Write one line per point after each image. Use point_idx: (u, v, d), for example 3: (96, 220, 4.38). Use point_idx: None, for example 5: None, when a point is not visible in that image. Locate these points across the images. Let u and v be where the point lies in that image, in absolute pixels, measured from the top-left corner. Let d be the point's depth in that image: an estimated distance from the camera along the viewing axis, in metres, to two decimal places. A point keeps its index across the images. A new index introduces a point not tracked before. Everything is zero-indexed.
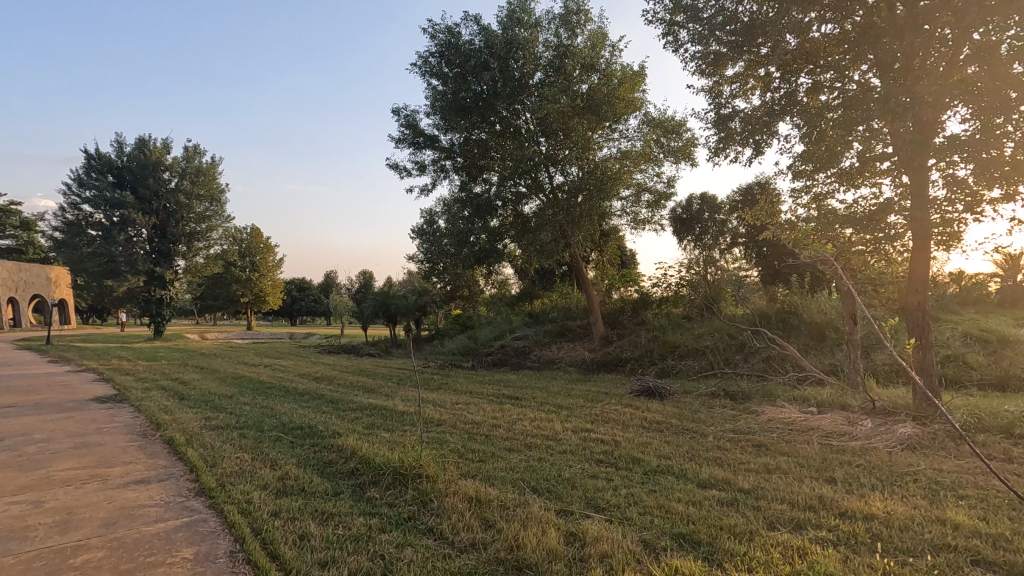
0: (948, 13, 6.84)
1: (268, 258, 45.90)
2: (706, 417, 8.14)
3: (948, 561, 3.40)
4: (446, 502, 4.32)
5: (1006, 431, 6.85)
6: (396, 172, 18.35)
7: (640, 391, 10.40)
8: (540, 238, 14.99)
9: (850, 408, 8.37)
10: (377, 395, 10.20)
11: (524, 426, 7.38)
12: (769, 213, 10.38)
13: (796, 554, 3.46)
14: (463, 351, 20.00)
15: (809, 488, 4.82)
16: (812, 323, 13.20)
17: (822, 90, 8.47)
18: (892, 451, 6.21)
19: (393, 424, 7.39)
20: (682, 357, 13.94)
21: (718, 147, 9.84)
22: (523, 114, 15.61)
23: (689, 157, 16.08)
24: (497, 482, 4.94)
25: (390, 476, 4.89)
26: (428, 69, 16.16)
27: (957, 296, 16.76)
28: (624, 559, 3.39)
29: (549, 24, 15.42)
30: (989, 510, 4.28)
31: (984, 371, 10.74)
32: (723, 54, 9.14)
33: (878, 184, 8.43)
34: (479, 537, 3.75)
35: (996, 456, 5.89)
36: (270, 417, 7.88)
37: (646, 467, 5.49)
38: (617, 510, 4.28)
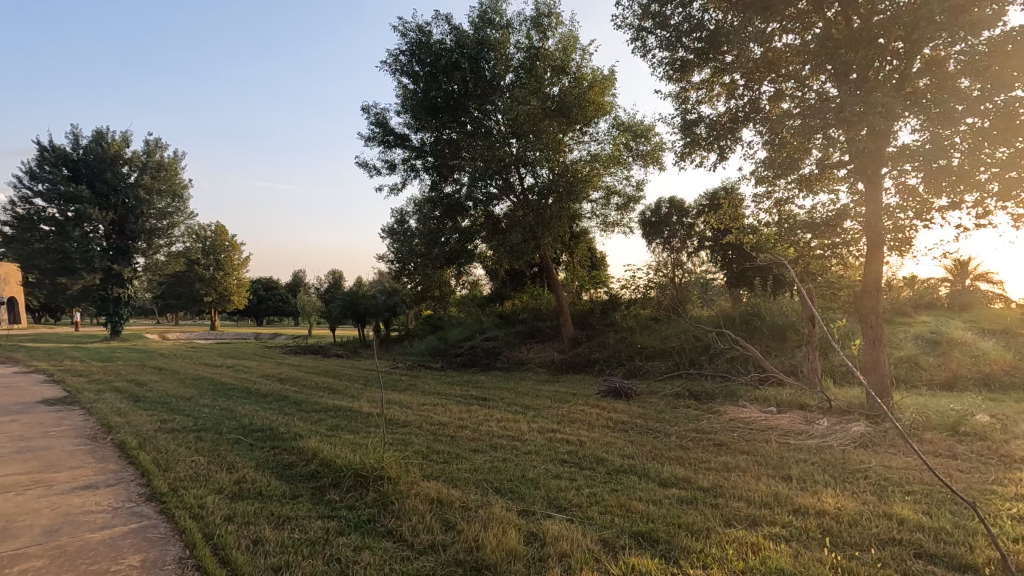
0: (899, 28, 7.13)
1: (233, 257, 44.73)
2: (670, 417, 8.27)
3: (891, 554, 3.53)
4: (407, 503, 4.28)
5: (951, 429, 7.17)
6: (365, 170, 18.06)
7: (607, 391, 10.53)
8: (510, 239, 15.00)
9: (807, 408, 8.63)
10: (343, 396, 10.06)
11: (490, 426, 7.38)
12: (732, 217, 10.63)
13: (749, 550, 3.54)
14: (433, 351, 19.87)
15: (766, 486, 4.94)
16: (774, 324, 13.57)
17: (784, 98, 8.72)
18: (846, 449, 6.43)
19: (357, 425, 7.30)
20: (649, 358, 14.19)
21: (684, 151, 10.04)
22: (494, 114, 15.63)
23: (658, 161, 16.32)
24: (460, 483, 4.93)
25: (351, 478, 4.82)
26: (398, 67, 15.99)
27: (911, 300, 17.44)
28: (583, 558, 3.41)
29: (521, 25, 15.48)
30: (933, 504, 4.46)
31: (933, 372, 11.21)
32: (690, 61, 9.39)
33: (836, 191, 8.73)
34: (439, 538, 3.72)
35: (940, 453, 6.16)
36: (230, 419, 7.70)
37: (609, 467, 5.54)
38: (579, 510, 4.30)
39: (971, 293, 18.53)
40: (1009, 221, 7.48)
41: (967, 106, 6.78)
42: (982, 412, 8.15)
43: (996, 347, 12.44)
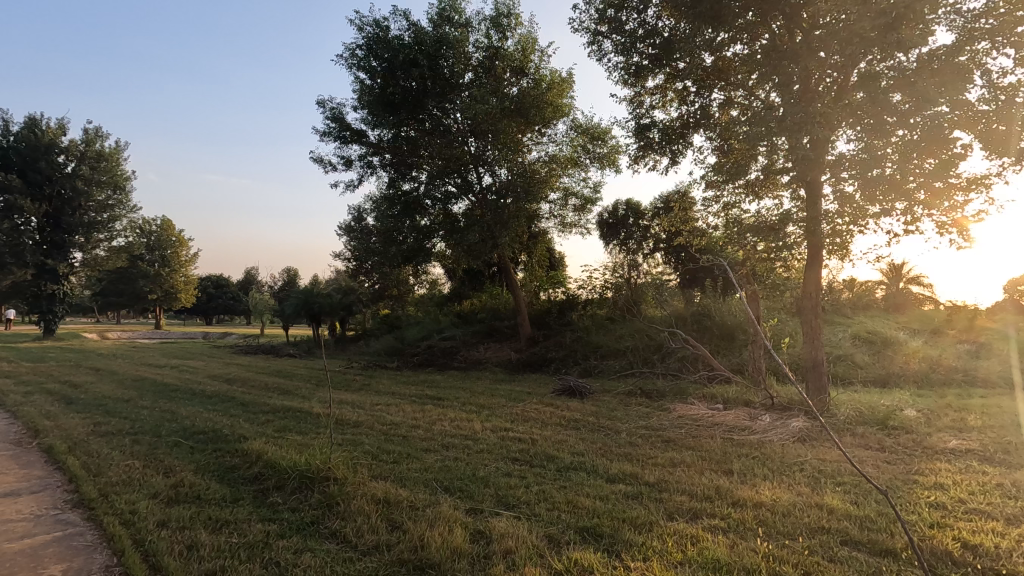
0: (834, 43, 7.54)
1: (180, 252, 42.89)
2: (622, 415, 8.42)
3: (819, 542, 3.71)
4: (352, 504, 4.21)
5: (882, 422, 7.60)
6: (320, 166, 17.61)
7: (561, 391, 10.61)
8: (467, 238, 14.93)
9: (752, 405, 8.98)
10: (293, 397, 9.81)
11: (443, 426, 7.34)
12: (683, 220, 10.95)
13: (688, 542, 3.66)
14: (390, 350, 19.61)
15: (708, 480, 5.11)
16: (723, 325, 14.06)
17: (733, 105, 8.99)
18: (785, 443, 6.72)
19: (307, 426, 7.13)
20: (604, 357, 14.43)
21: (638, 154, 10.21)
22: (452, 113, 15.56)
23: (614, 164, 16.62)
24: (409, 482, 4.89)
25: (296, 480, 4.71)
26: (355, 62, 15.71)
27: (851, 301, 18.37)
28: (527, 554, 3.45)
29: (479, 25, 15.46)
30: (861, 494, 4.71)
31: (868, 370, 11.84)
32: (644, 67, 9.56)
33: (779, 197, 9.11)
34: (384, 538, 3.69)
35: (872, 446, 6.50)
36: (170, 422, 7.37)
37: (559, 465, 5.60)
38: (527, 507, 4.35)
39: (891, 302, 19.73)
40: (934, 228, 8.00)
41: (898, 119, 7.20)
42: (910, 407, 8.66)
43: (925, 347, 13.25)
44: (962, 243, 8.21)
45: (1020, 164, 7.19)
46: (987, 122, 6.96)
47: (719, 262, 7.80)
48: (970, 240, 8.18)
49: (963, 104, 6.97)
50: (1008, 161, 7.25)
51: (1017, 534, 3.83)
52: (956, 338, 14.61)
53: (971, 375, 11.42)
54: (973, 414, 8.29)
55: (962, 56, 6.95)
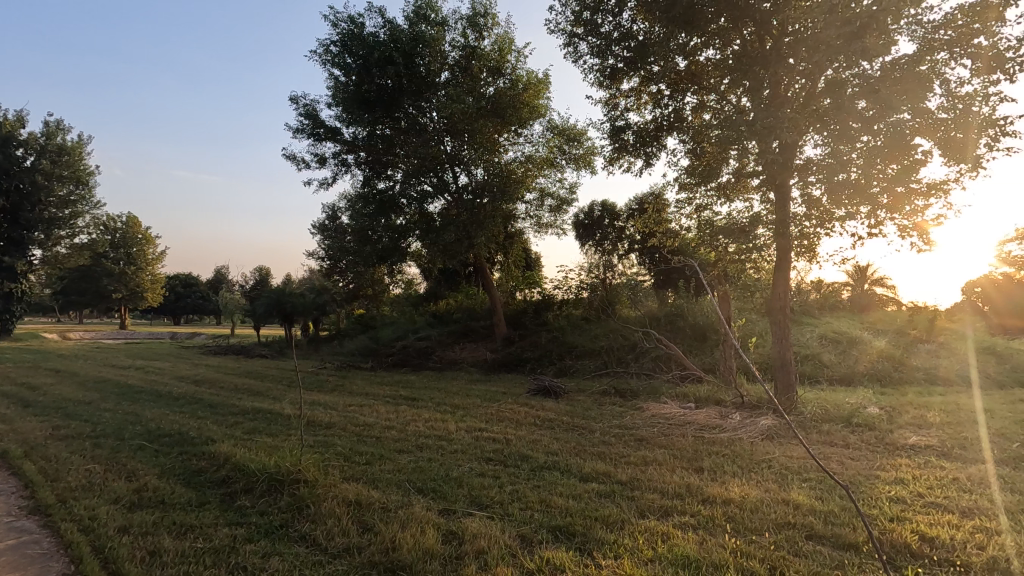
0: (802, 50, 7.71)
1: (147, 250, 41.65)
2: (596, 415, 8.49)
3: (785, 537, 3.80)
4: (323, 506, 4.14)
5: (846, 420, 7.82)
6: (293, 163, 17.30)
7: (536, 390, 10.64)
8: (443, 238, 14.85)
9: (723, 403, 9.14)
10: (264, 399, 9.63)
11: (416, 426, 7.29)
12: (656, 221, 11.08)
13: (659, 539, 3.70)
14: (364, 351, 19.40)
15: (679, 477, 5.18)
16: (696, 325, 14.29)
17: (706, 109, 9.13)
18: (754, 441, 6.86)
19: (277, 428, 7.00)
20: (579, 357, 14.52)
21: (613, 156, 10.28)
22: (428, 112, 15.51)
23: (589, 165, 16.74)
24: (381, 484, 4.84)
25: (264, 483, 4.62)
26: (329, 58, 15.50)
27: (818, 302, 18.87)
28: (499, 554, 3.45)
29: (456, 24, 15.41)
30: (825, 490, 4.85)
31: (833, 369, 12.18)
32: (619, 69, 9.64)
33: (749, 199, 9.30)
34: (355, 541, 3.64)
35: (837, 443, 6.69)
36: (134, 425, 7.16)
37: (533, 464, 5.62)
38: (500, 507, 4.34)
39: (856, 303, 20.34)
40: (896, 231, 8.26)
41: (862, 125, 7.39)
42: (873, 405, 8.94)
43: (888, 346, 13.69)
44: (923, 246, 8.50)
45: (976, 171, 7.48)
46: (946, 130, 7.22)
47: (691, 264, 7.93)
48: (929, 243, 8.48)
49: (923, 112, 7.20)
50: (965, 167, 7.54)
51: (971, 526, 3.98)
52: (917, 338, 15.14)
53: (931, 373, 11.84)
54: (931, 411, 8.59)
55: (922, 66, 7.19)
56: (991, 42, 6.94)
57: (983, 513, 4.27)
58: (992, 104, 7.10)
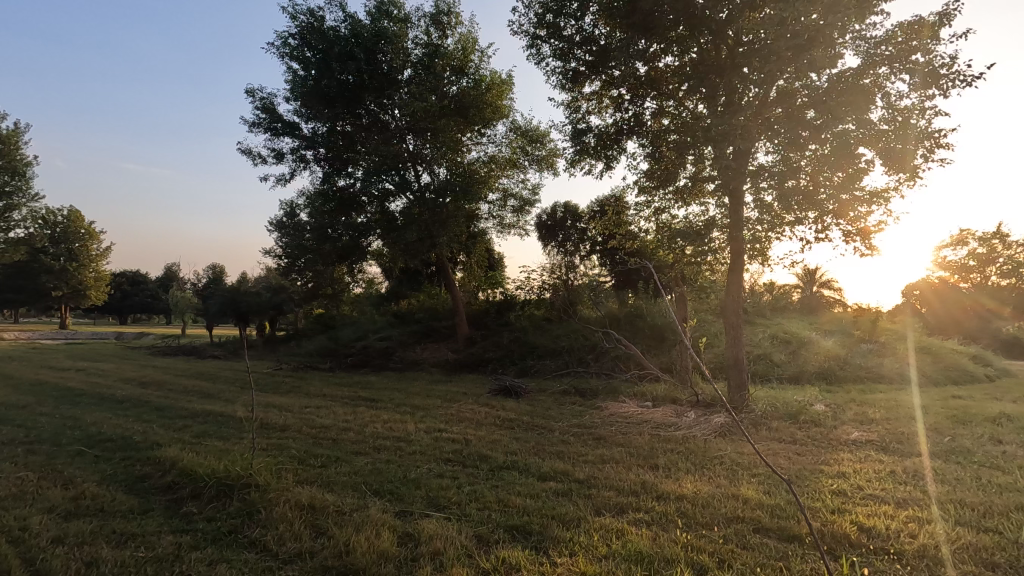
0: (755, 60, 7.95)
1: (91, 246, 39.69)
2: (556, 414, 8.56)
3: (734, 531, 3.92)
4: (274, 511, 4.03)
5: (794, 416, 8.15)
6: (248, 158, 16.77)
7: (497, 390, 10.65)
8: (405, 237, 14.66)
9: (679, 402, 9.38)
10: (215, 401, 9.30)
11: (375, 427, 7.19)
12: (616, 223, 11.26)
13: (614, 536, 3.77)
14: (322, 351, 19.00)
15: (635, 475, 5.29)
16: (654, 325, 14.63)
17: (665, 114, 9.31)
18: (707, 438, 7.07)
19: (228, 431, 6.77)
20: (540, 357, 14.63)
21: (575, 158, 10.37)
22: (391, 110, 15.32)
23: (552, 166, 16.85)
24: (337, 487, 4.75)
25: (212, 488, 4.47)
26: (288, 51, 15.12)
27: (770, 303, 19.62)
28: (455, 555, 3.44)
29: (419, 21, 15.26)
30: (772, 484, 5.04)
31: (784, 368, 12.67)
32: (581, 73, 9.74)
33: (705, 203, 9.56)
34: (307, 546, 3.56)
35: (785, 439, 6.96)
36: (72, 429, 6.80)
37: (492, 464, 5.63)
38: (457, 508, 4.33)
39: (805, 304, 21.29)
40: (841, 236, 8.65)
41: (811, 133, 7.68)
42: (818, 402, 9.34)
43: (834, 346, 14.34)
44: (866, 251, 8.93)
45: (913, 180, 7.90)
46: (887, 141, 7.60)
47: (647, 266, 8.12)
48: (872, 248, 8.91)
49: (866, 122, 7.56)
50: (904, 176, 7.97)
51: (905, 516, 4.21)
52: (860, 338, 15.92)
53: (873, 372, 12.46)
54: (872, 408, 9.04)
55: (866, 79, 7.53)
56: (927, 58, 7.34)
57: (917, 503, 4.52)
58: (927, 118, 7.53)
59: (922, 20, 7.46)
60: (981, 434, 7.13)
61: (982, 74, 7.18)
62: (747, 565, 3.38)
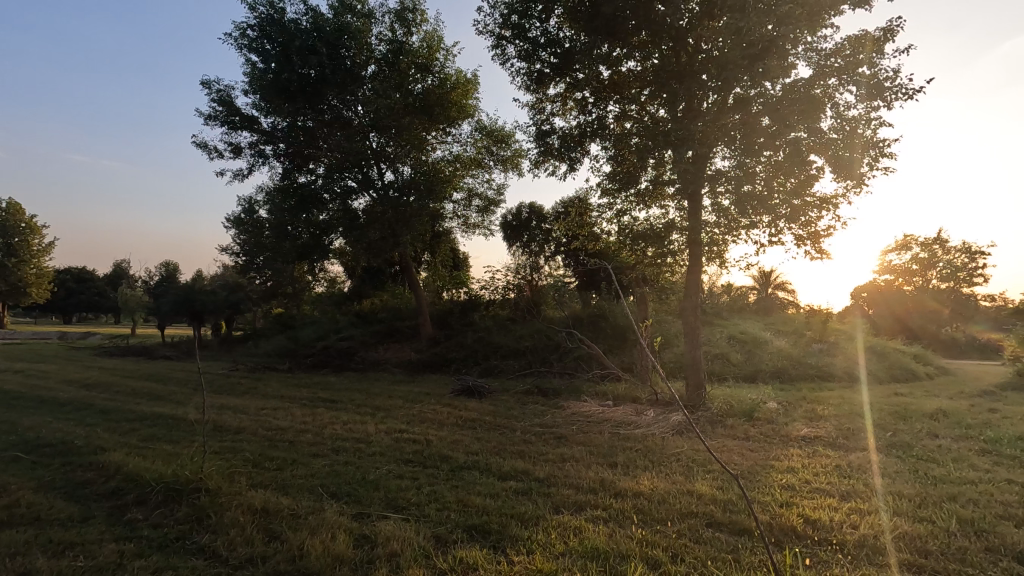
0: (713, 67, 8.18)
1: (32, 241, 37.64)
2: (518, 414, 8.58)
3: (687, 526, 4.02)
4: (225, 516, 3.92)
5: (748, 414, 8.40)
6: (203, 152, 16.21)
7: (460, 391, 10.61)
8: (367, 236, 14.42)
9: (639, 401, 9.56)
10: (165, 403, 8.95)
11: (334, 429, 7.05)
12: (579, 225, 11.36)
13: (571, 534, 3.81)
14: (281, 352, 18.51)
15: (594, 473, 5.36)
16: (616, 326, 14.86)
17: (627, 118, 9.45)
18: (665, 436, 7.22)
19: (179, 435, 6.53)
20: (504, 357, 14.65)
21: (538, 159, 10.42)
22: (354, 106, 15.03)
23: (517, 167, 16.90)
24: (292, 490, 4.65)
25: (160, 493, 4.31)
26: (246, 43, 14.71)
27: (728, 304, 20.21)
28: (412, 556, 3.42)
29: (383, 17, 15.09)
30: (726, 480, 5.19)
31: (740, 367, 13.07)
32: (546, 75, 9.79)
33: (665, 206, 9.78)
34: (259, 551, 3.47)
35: (739, 436, 7.18)
36: (8, 435, 6.43)
37: (453, 465, 5.60)
38: (416, 509, 4.30)
39: (760, 305, 22.03)
40: (794, 240, 8.99)
41: (766, 140, 7.94)
42: (772, 400, 9.66)
43: (788, 346, 14.89)
44: (816, 255, 9.30)
45: (860, 187, 8.28)
46: (835, 149, 7.94)
47: (608, 266, 8.23)
48: (822, 252, 9.28)
49: (817, 131, 7.87)
50: (851, 184, 8.33)
51: (848, 508, 4.40)
52: (812, 338, 16.57)
53: (823, 370, 12.97)
54: (821, 405, 9.40)
55: (817, 89, 7.83)
56: (873, 71, 7.70)
57: (859, 496, 4.74)
58: (873, 128, 7.90)
59: (867, 35, 7.83)
60: (920, 429, 7.53)
61: (922, 88, 7.57)
62: (699, 559, 3.47)
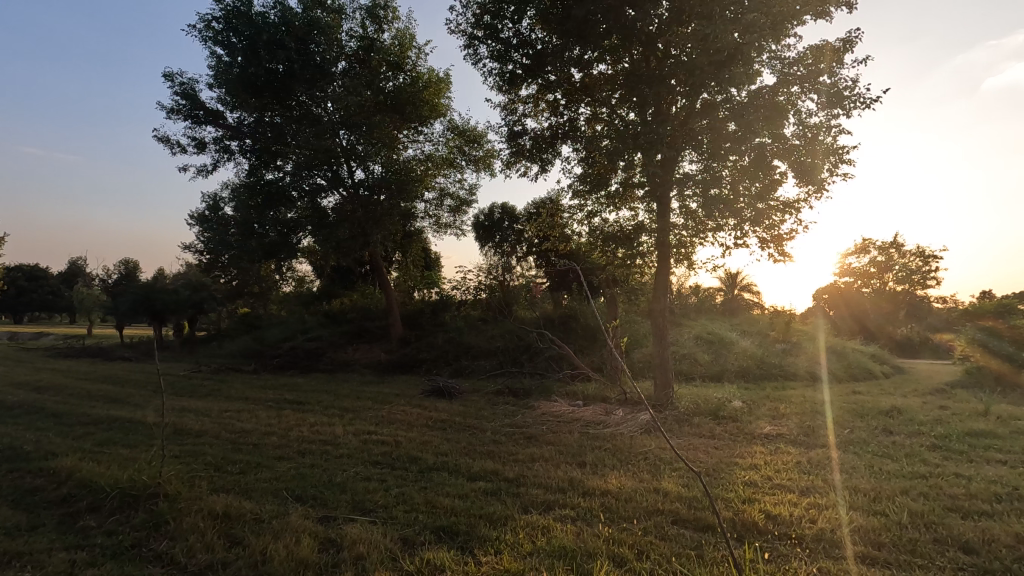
0: (681, 72, 8.33)
1: None
2: (488, 414, 8.59)
3: (654, 524, 4.08)
4: (184, 521, 3.80)
5: (714, 413, 8.60)
6: (165, 147, 15.72)
7: (430, 391, 10.55)
8: (337, 235, 14.20)
9: (609, 400, 9.68)
10: (122, 406, 8.63)
11: (300, 431, 6.92)
12: (550, 226, 11.42)
13: (539, 533, 3.83)
14: (247, 352, 18.07)
15: (563, 472, 5.40)
16: (587, 326, 15.01)
17: (597, 120, 9.54)
18: (633, 435, 7.33)
19: (137, 438, 6.32)
20: (475, 357, 14.64)
21: (510, 160, 10.44)
22: (324, 102, 14.77)
23: (489, 167, 16.89)
24: (256, 494, 4.54)
25: (115, 499, 4.17)
26: (211, 35, 14.33)
27: (695, 305, 20.63)
28: (379, 558, 3.38)
29: (354, 13, 14.88)
30: (691, 477, 5.29)
31: (706, 366, 13.36)
32: (518, 76, 9.81)
33: (635, 208, 9.92)
34: (219, 556, 3.38)
35: (704, 434, 7.33)
36: None
37: (422, 466, 5.56)
38: (383, 511, 4.25)
39: (727, 306, 22.55)
40: (758, 243, 9.23)
41: (732, 145, 8.12)
42: (736, 399, 9.90)
43: (752, 346, 15.28)
44: (779, 258, 9.57)
45: (821, 192, 8.55)
46: (798, 155, 8.18)
47: (578, 267, 8.32)
48: (784, 255, 9.57)
49: (780, 137, 8.10)
50: (812, 189, 8.60)
51: (808, 503, 4.54)
52: (775, 339, 17.04)
53: (785, 369, 13.35)
54: (783, 403, 9.68)
55: (781, 96, 8.05)
56: (833, 80, 7.96)
57: (817, 491, 4.90)
58: (833, 135, 8.17)
59: (827, 45, 8.10)
60: (875, 425, 7.83)
61: (879, 98, 7.85)
62: (664, 555, 3.53)
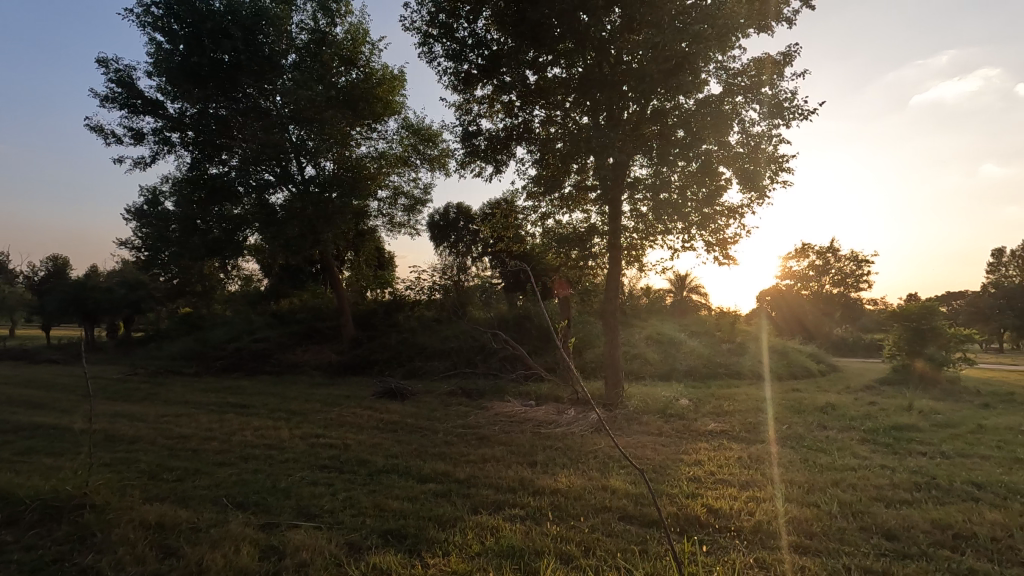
0: (632, 78, 8.52)
1: None
2: (440, 416, 8.52)
3: (601, 521, 4.15)
4: (113, 533, 3.61)
5: (662, 411, 8.83)
6: (99, 137, 14.82)
7: (382, 392, 10.40)
8: (285, 232, 13.74)
9: (561, 400, 9.79)
10: (48, 412, 8.09)
11: (244, 436, 6.67)
12: (504, 226, 11.45)
13: (488, 533, 3.83)
14: (189, 354, 17.27)
15: (514, 472, 5.42)
16: (541, 326, 15.16)
17: (552, 123, 9.61)
18: (584, 434, 7.45)
19: (63, 446, 5.94)
20: (429, 358, 14.51)
21: (465, 160, 10.40)
22: (272, 96, 14.26)
23: (444, 167, 16.75)
24: (194, 502, 4.35)
25: (36, 512, 3.91)
26: (150, 21, 13.62)
27: (647, 306, 21.12)
28: (323, 564, 3.30)
29: (305, 5, 14.48)
30: (639, 474, 5.43)
31: (655, 366, 13.72)
32: (473, 76, 9.78)
33: (587, 211, 10.07)
34: (151, 569, 3.22)
35: (653, 432, 7.53)
36: None
37: (371, 469, 5.47)
38: (329, 516, 4.15)
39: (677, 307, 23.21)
40: (704, 247, 9.56)
41: (681, 151, 8.37)
42: (683, 397, 10.20)
43: (700, 346, 15.77)
44: (724, 261, 9.93)
45: (762, 199, 8.92)
46: (741, 162, 8.51)
47: (530, 268, 8.41)
48: (729, 259, 9.94)
49: (726, 144, 8.41)
50: (754, 195, 8.96)
51: (747, 496, 4.73)
52: (722, 339, 17.65)
53: (730, 368, 13.87)
54: (727, 401, 10.06)
55: (726, 105, 8.36)
56: (773, 92, 8.33)
57: (756, 485, 5.11)
58: (773, 144, 8.55)
59: (769, 58, 8.49)
60: (811, 421, 8.23)
61: (815, 110, 8.27)
62: (609, 551, 3.60)
